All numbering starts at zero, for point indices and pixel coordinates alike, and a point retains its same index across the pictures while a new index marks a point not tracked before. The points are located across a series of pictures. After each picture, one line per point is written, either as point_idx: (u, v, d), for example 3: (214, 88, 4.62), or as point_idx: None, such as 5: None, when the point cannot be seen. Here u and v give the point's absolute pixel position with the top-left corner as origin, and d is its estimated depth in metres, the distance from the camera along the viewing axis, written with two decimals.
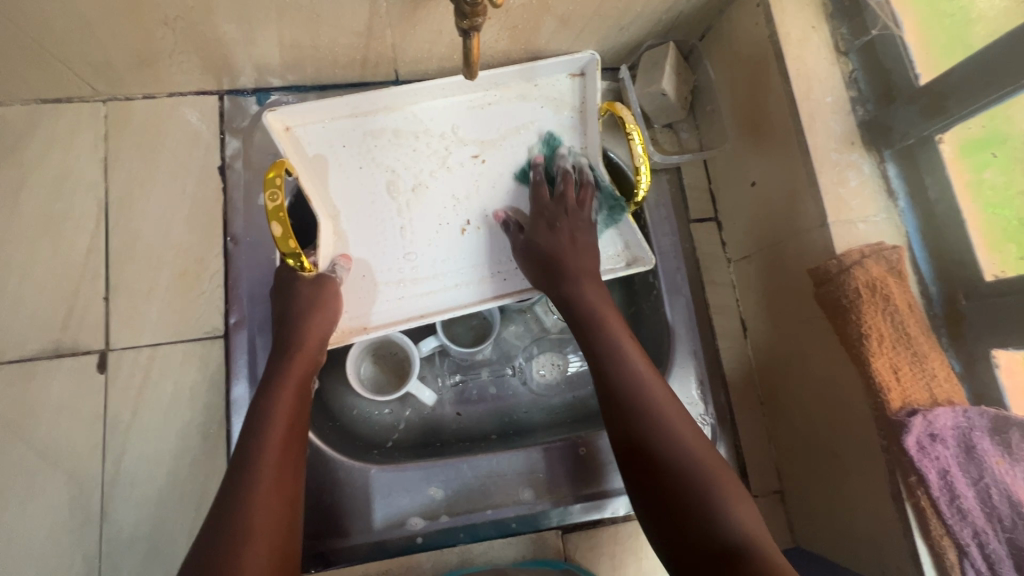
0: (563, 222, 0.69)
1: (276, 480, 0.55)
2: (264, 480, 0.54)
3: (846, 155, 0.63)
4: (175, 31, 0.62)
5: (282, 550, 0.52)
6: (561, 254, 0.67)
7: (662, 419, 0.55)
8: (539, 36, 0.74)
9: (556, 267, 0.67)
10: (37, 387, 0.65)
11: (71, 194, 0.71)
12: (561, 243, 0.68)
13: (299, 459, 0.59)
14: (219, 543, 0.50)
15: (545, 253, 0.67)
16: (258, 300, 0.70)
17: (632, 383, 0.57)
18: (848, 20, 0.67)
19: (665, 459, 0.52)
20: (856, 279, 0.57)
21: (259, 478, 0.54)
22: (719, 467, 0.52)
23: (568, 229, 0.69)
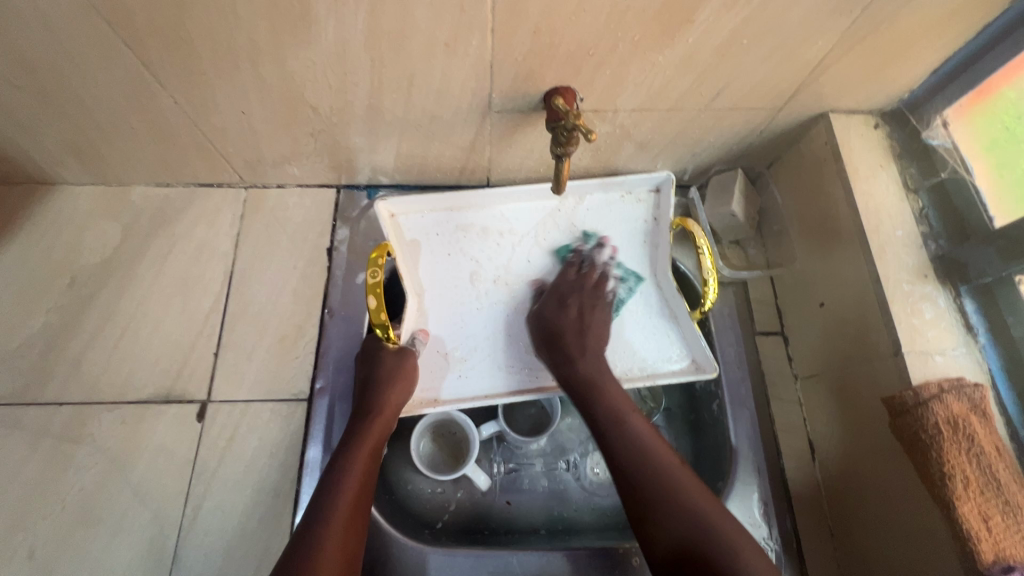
0: (573, 302, 0.76)
1: (341, 546, 0.57)
2: (331, 545, 0.57)
3: (919, 287, 0.65)
4: (317, 139, 0.76)
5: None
6: (565, 332, 0.73)
7: (684, 506, 0.60)
8: (618, 157, 0.83)
9: (558, 349, 0.72)
10: (144, 427, 0.73)
11: (205, 261, 0.83)
12: (573, 323, 0.74)
13: (363, 529, 0.61)
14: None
15: (552, 330, 0.73)
16: (342, 369, 0.77)
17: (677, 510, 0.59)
18: (917, 162, 0.73)
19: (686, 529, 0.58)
20: (935, 413, 0.56)
21: (327, 543, 0.57)
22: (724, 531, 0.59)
23: (577, 307, 0.75)
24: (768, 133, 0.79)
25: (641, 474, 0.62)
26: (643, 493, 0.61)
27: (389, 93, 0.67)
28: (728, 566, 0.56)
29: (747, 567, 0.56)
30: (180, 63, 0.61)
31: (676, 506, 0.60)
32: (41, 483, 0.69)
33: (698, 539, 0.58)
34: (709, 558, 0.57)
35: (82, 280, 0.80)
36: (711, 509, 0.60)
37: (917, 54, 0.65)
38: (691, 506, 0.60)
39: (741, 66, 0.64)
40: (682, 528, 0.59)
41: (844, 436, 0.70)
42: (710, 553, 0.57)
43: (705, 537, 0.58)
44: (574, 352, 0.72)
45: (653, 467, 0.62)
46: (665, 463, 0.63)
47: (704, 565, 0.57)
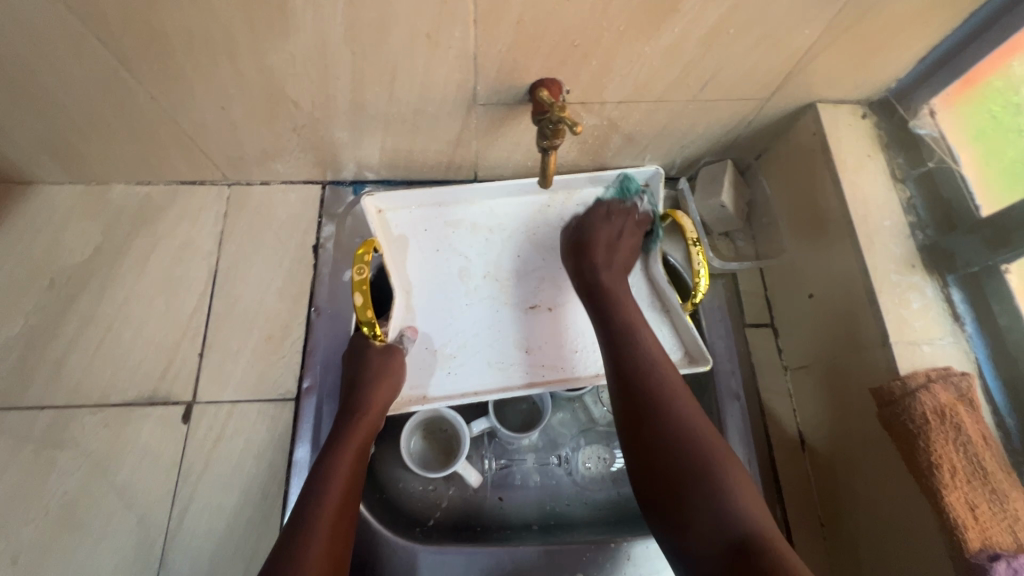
0: (618, 217, 0.77)
1: (329, 547, 0.57)
2: (317, 546, 0.56)
3: (907, 277, 0.65)
4: (300, 135, 0.75)
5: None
6: (597, 244, 0.75)
7: (688, 430, 0.57)
8: (607, 149, 0.82)
9: (592, 250, 0.74)
10: (129, 430, 0.72)
11: (189, 260, 0.82)
12: (608, 236, 0.76)
13: (351, 528, 0.61)
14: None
15: (586, 237, 0.75)
16: (330, 368, 0.76)
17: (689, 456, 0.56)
18: (905, 152, 0.72)
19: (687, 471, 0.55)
20: (923, 403, 0.56)
21: (313, 544, 0.56)
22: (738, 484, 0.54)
23: (620, 225, 0.77)
24: (756, 124, 0.78)
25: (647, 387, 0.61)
26: (650, 412, 0.59)
27: (371, 86, 0.66)
28: (719, 492, 0.53)
29: (739, 501, 0.53)
30: (155, 58, 0.60)
31: (682, 422, 0.58)
32: (23, 489, 0.68)
33: (694, 453, 0.56)
34: (699, 484, 0.54)
35: (61, 281, 0.78)
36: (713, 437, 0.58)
37: (904, 42, 0.64)
38: (695, 432, 0.57)
39: (728, 57, 0.64)
40: (679, 448, 0.56)
41: (833, 427, 0.70)
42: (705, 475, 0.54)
43: (702, 459, 0.55)
44: (604, 261, 0.74)
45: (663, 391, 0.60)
46: (676, 396, 0.60)
47: (692, 484, 0.54)
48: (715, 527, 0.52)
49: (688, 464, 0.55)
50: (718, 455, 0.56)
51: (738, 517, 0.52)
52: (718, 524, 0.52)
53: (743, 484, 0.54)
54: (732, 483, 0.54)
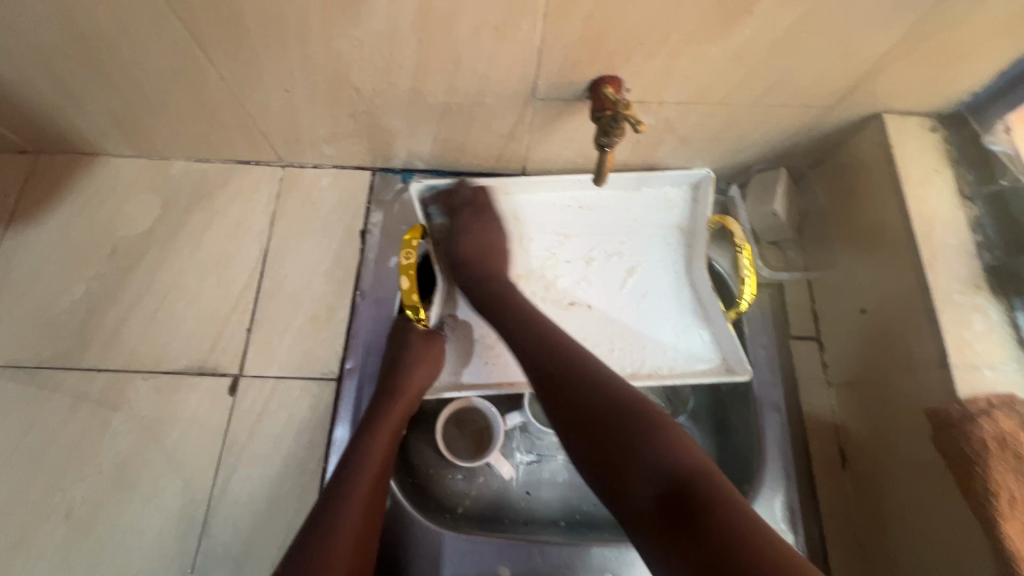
0: (474, 222, 0.77)
1: (362, 521, 0.59)
2: (349, 524, 0.58)
3: (971, 298, 0.63)
4: (358, 121, 0.76)
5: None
6: (476, 260, 0.74)
7: (613, 395, 0.55)
8: (659, 150, 0.81)
9: (472, 270, 0.73)
10: (179, 397, 0.74)
11: (241, 237, 0.84)
12: (473, 249, 0.75)
13: (382, 504, 0.62)
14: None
15: (462, 257, 0.74)
16: (372, 351, 0.78)
17: (605, 410, 0.54)
18: (975, 168, 0.70)
19: (608, 424, 0.53)
20: (983, 430, 0.55)
21: (346, 524, 0.58)
22: (652, 421, 0.52)
23: (471, 226, 0.76)
24: (817, 132, 0.76)
25: (563, 362, 0.60)
26: (632, 432, 0.52)
27: (433, 76, 0.66)
28: (652, 446, 0.50)
29: (673, 454, 0.49)
30: (229, 39, 0.61)
31: (600, 384, 0.56)
32: (79, 445, 0.71)
33: (618, 414, 0.53)
34: (626, 441, 0.51)
35: (122, 250, 0.81)
36: (642, 399, 0.55)
37: (983, 53, 0.62)
38: (621, 392, 0.55)
39: (798, 61, 0.62)
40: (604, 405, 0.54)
41: (876, 445, 0.69)
42: (639, 427, 0.52)
43: (629, 406, 0.54)
44: (472, 285, 0.73)
45: (579, 366, 0.59)
46: (598, 370, 0.58)
47: (634, 445, 0.51)
48: (646, 479, 0.48)
49: (618, 413, 0.53)
50: (657, 414, 0.53)
51: (668, 460, 0.49)
52: (654, 473, 0.48)
53: (679, 435, 0.51)
54: (658, 428, 0.52)
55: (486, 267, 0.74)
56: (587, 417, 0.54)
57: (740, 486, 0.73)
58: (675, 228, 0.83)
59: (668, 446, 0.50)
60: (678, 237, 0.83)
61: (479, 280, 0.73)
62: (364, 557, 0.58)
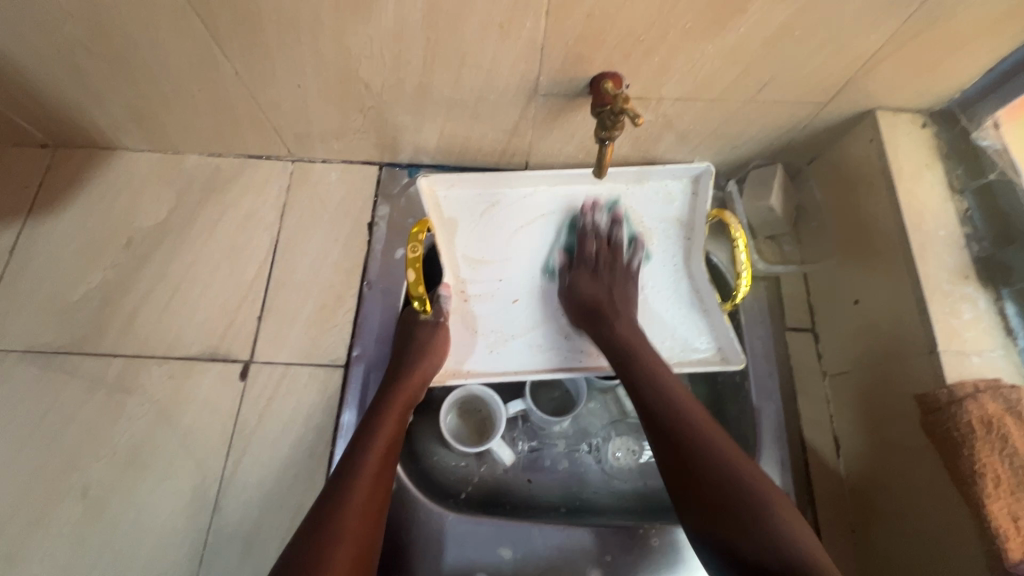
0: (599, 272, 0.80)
1: (367, 497, 0.61)
2: (356, 499, 0.60)
3: (959, 288, 0.65)
4: (366, 116, 0.78)
5: (361, 564, 0.57)
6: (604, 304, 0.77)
7: (733, 463, 0.59)
8: (658, 146, 0.83)
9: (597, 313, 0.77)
10: (191, 382, 0.77)
11: (253, 229, 0.87)
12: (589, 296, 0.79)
13: (388, 483, 0.65)
14: (307, 551, 0.55)
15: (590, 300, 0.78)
16: (379, 340, 0.80)
17: (716, 468, 0.59)
18: (964, 164, 0.72)
19: (727, 483, 0.58)
20: (969, 412, 0.56)
21: (354, 496, 0.60)
22: (774, 491, 0.57)
23: (600, 278, 0.80)
24: (812, 128, 0.78)
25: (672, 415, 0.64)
26: (751, 502, 0.56)
27: (440, 72, 0.69)
28: (775, 521, 0.55)
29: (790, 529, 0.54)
30: (245, 36, 0.64)
31: (722, 450, 0.60)
32: (96, 427, 0.74)
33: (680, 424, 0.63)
34: (754, 509, 0.56)
35: (137, 241, 0.84)
36: (757, 471, 0.59)
37: (971, 52, 0.64)
38: (736, 460, 0.59)
39: (791, 59, 0.65)
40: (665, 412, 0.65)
41: (868, 433, 0.71)
42: (758, 502, 0.56)
43: (746, 480, 0.58)
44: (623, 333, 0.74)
45: (698, 423, 0.63)
46: (711, 431, 0.62)
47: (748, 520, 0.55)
48: (772, 547, 0.53)
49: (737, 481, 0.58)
50: (769, 489, 0.57)
51: (790, 541, 0.53)
52: (781, 546, 0.53)
53: (797, 515, 0.56)
54: (780, 507, 0.56)
55: (603, 317, 0.76)
56: (708, 478, 0.59)
57: None
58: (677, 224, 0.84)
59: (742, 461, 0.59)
60: (678, 232, 0.84)
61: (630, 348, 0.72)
62: (371, 531, 0.60)
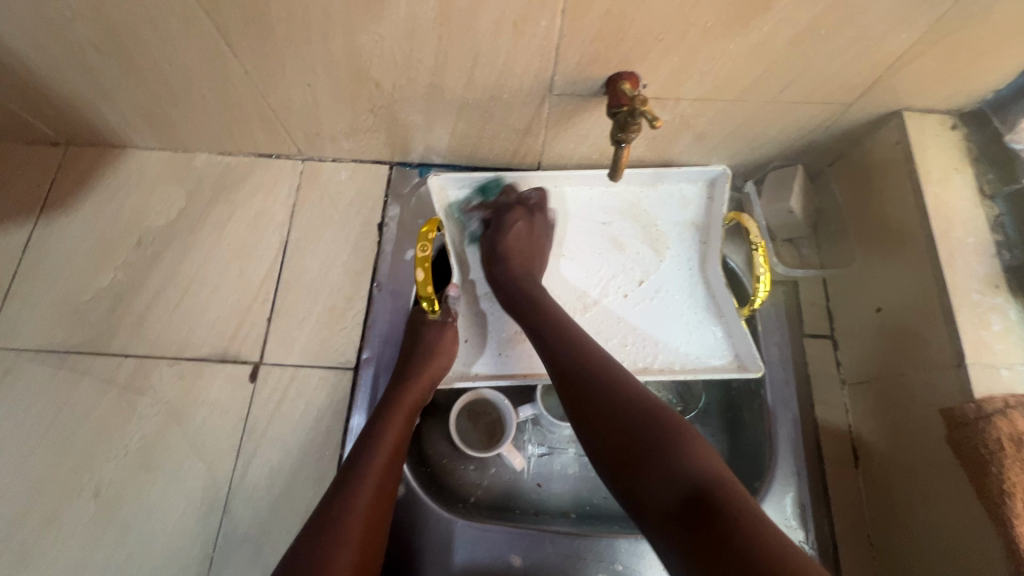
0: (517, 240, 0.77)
1: (374, 498, 0.60)
2: (362, 498, 0.59)
3: (990, 298, 0.62)
4: (377, 116, 0.77)
5: (364, 569, 0.57)
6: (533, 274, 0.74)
7: (625, 393, 0.56)
8: (675, 147, 0.81)
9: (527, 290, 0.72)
10: (202, 383, 0.76)
11: (263, 229, 0.86)
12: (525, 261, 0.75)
13: (394, 484, 0.64)
14: (309, 552, 0.55)
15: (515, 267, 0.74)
16: (389, 342, 0.79)
17: (616, 404, 0.55)
18: (996, 168, 0.69)
19: (620, 420, 0.53)
20: (999, 430, 0.55)
21: (359, 496, 0.59)
22: (664, 414, 0.53)
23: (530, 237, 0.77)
24: (835, 129, 0.76)
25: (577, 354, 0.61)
26: (648, 440, 0.51)
27: (451, 71, 0.67)
28: (667, 452, 0.49)
29: (688, 454, 0.49)
30: (254, 35, 0.63)
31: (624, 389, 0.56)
32: (107, 426, 0.74)
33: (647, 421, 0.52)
34: (635, 447, 0.51)
35: (148, 240, 0.84)
36: (658, 401, 0.55)
37: (1007, 50, 0.61)
38: (633, 393, 0.56)
39: (816, 58, 0.62)
40: (634, 410, 0.54)
41: (890, 445, 0.69)
42: (656, 438, 0.51)
43: (650, 415, 0.53)
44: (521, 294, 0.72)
45: (592, 361, 0.60)
46: (608, 368, 0.59)
47: (646, 458, 0.50)
48: (664, 484, 0.48)
49: (634, 418, 0.53)
50: (672, 418, 0.53)
51: (689, 468, 0.48)
52: (672, 477, 0.48)
53: (698, 440, 0.51)
54: (686, 438, 0.51)
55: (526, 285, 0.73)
56: (607, 417, 0.54)
57: (751, 482, 0.74)
58: (692, 228, 0.83)
59: (703, 456, 0.49)
60: (694, 235, 0.83)
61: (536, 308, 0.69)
62: (376, 533, 0.59)
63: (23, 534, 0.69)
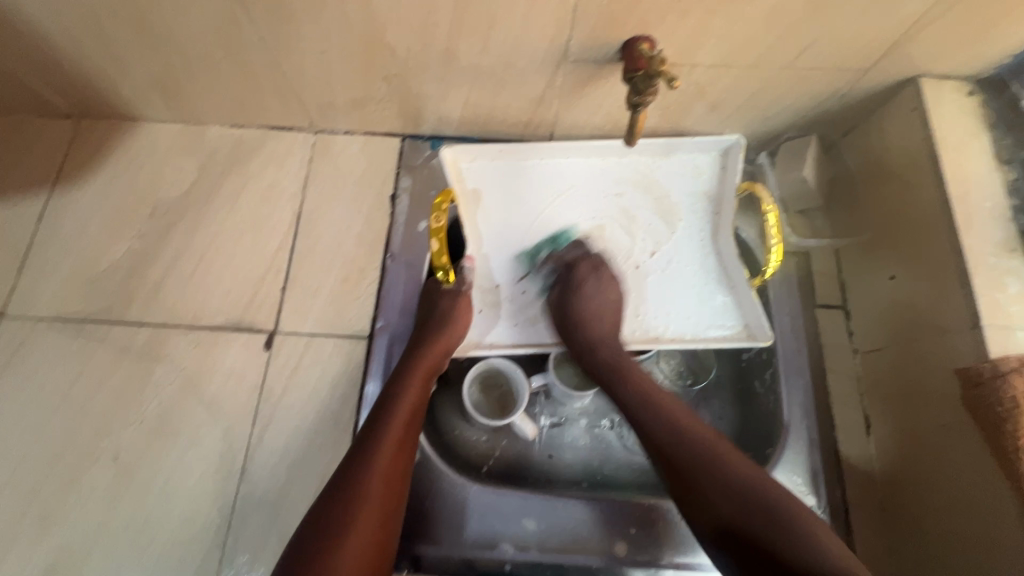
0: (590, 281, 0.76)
1: (391, 461, 0.61)
2: (380, 461, 0.60)
3: (1006, 261, 0.62)
4: (390, 84, 0.77)
5: (383, 528, 0.58)
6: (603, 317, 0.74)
7: (681, 425, 0.65)
8: (688, 116, 0.81)
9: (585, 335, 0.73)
10: (218, 351, 0.77)
11: (275, 201, 0.86)
12: (596, 308, 0.75)
13: (411, 447, 0.65)
14: (330, 510, 0.56)
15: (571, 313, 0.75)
16: (403, 312, 0.80)
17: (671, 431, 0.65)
18: (1013, 133, 0.69)
19: (681, 444, 0.64)
20: (1016, 388, 0.55)
21: (377, 459, 0.60)
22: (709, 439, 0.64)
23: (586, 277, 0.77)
24: (850, 97, 0.76)
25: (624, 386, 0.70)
26: (700, 465, 0.62)
27: (466, 37, 0.67)
28: (708, 470, 0.61)
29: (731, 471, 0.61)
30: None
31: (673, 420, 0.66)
32: (125, 393, 0.75)
33: (694, 441, 0.64)
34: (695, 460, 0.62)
35: (162, 212, 0.84)
36: (707, 427, 0.66)
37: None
38: (689, 423, 0.65)
39: (834, 20, 0.62)
40: (674, 428, 0.65)
41: (901, 411, 0.70)
42: (701, 456, 0.62)
43: (704, 443, 0.63)
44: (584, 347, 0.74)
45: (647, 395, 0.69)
46: (655, 398, 0.68)
47: (697, 470, 0.61)
48: (723, 503, 0.59)
49: (690, 444, 0.63)
50: (713, 439, 0.64)
51: (734, 488, 0.59)
52: (728, 499, 0.59)
53: (734, 455, 0.62)
54: (723, 453, 0.62)
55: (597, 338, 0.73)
56: (670, 447, 0.64)
57: (763, 450, 0.74)
58: (704, 198, 0.83)
59: (744, 471, 0.60)
60: (707, 206, 0.83)
61: (589, 346, 0.73)
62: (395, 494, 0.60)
63: (43, 498, 0.70)
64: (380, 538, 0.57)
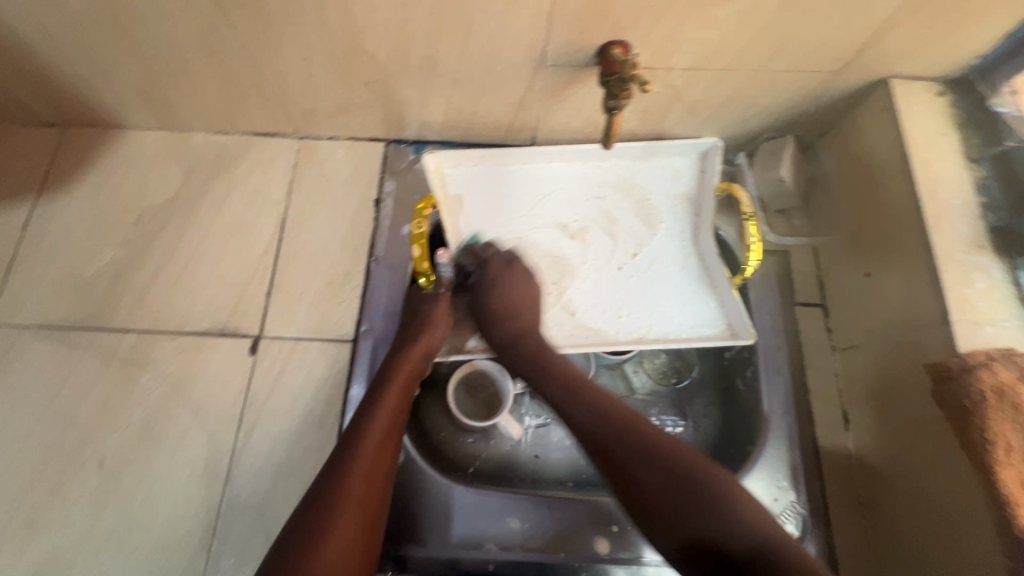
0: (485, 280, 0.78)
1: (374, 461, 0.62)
2: (362, 462, 0.61)
3: (974, 257, 0.64)
4: (372, 90, 0.78)
5: (366, 528, 0.59)
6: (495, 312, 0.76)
7: (610, 406, 0.64)
8: (666, 119, 0.82)
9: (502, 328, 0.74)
10: (203, 356, 0.77)
11: (261, 207, 0.87)
12: (501, 302, 0.76)
13: (394, 448, 0.65)
14: (313, 511, 0.57)
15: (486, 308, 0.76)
16: (388, 315, 0.80)
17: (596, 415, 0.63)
18: (981, 132, 0.71)
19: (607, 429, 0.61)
20: (982, 381, 0.56)
21: (359, 460, 0.61)
22: (634, 419, 0.62)
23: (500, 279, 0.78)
24: (824, 98, 0.77)
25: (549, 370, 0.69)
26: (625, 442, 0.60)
27: (445, 43, 0.68)
28: (634, 448, 0.59)
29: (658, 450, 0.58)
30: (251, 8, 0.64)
31: (600, 405, 0.64)
32: (110, 400, 0.75)
33: (613, 422, 0.62)
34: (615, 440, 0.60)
35: (147, 218, 0.85)
36: (629, 407, 0.64)
37: (991, 15, 0.63)
38: (610, 405, 0.64)
39: (804, 24, 0.63)
40: (594, 409, 0.64)
41: (878, 406, 0.71)
42: (617, 435, 0.60)
43: (628, 422, 0.61)
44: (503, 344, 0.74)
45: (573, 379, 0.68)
46: (575, 382, 0.67)
47: (619, 451, 0.59)
48: (652, 485, 0.56)
49: (615, 425, 0.61)
50: (634, 417, 0.62)
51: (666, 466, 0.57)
52: (660, 479, 0.56)
53: (658, 433, 0.60)
54: (644, 429, 0.61)
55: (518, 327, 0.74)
56: (594, 427, 0.62)
57: (745, 446, 0.75)
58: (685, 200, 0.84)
59: (668, 448, 0.58)
60: (686, 207, 0.84)
61: (513, 338, 0.74)
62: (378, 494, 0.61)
63: (30, 505, 0.70)
64: (363, 538, 0.58)
